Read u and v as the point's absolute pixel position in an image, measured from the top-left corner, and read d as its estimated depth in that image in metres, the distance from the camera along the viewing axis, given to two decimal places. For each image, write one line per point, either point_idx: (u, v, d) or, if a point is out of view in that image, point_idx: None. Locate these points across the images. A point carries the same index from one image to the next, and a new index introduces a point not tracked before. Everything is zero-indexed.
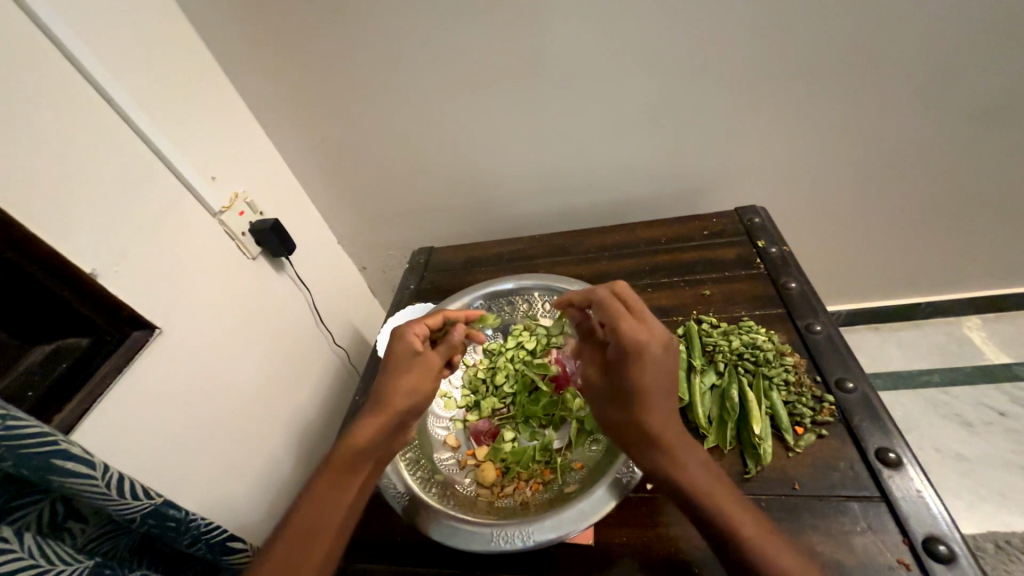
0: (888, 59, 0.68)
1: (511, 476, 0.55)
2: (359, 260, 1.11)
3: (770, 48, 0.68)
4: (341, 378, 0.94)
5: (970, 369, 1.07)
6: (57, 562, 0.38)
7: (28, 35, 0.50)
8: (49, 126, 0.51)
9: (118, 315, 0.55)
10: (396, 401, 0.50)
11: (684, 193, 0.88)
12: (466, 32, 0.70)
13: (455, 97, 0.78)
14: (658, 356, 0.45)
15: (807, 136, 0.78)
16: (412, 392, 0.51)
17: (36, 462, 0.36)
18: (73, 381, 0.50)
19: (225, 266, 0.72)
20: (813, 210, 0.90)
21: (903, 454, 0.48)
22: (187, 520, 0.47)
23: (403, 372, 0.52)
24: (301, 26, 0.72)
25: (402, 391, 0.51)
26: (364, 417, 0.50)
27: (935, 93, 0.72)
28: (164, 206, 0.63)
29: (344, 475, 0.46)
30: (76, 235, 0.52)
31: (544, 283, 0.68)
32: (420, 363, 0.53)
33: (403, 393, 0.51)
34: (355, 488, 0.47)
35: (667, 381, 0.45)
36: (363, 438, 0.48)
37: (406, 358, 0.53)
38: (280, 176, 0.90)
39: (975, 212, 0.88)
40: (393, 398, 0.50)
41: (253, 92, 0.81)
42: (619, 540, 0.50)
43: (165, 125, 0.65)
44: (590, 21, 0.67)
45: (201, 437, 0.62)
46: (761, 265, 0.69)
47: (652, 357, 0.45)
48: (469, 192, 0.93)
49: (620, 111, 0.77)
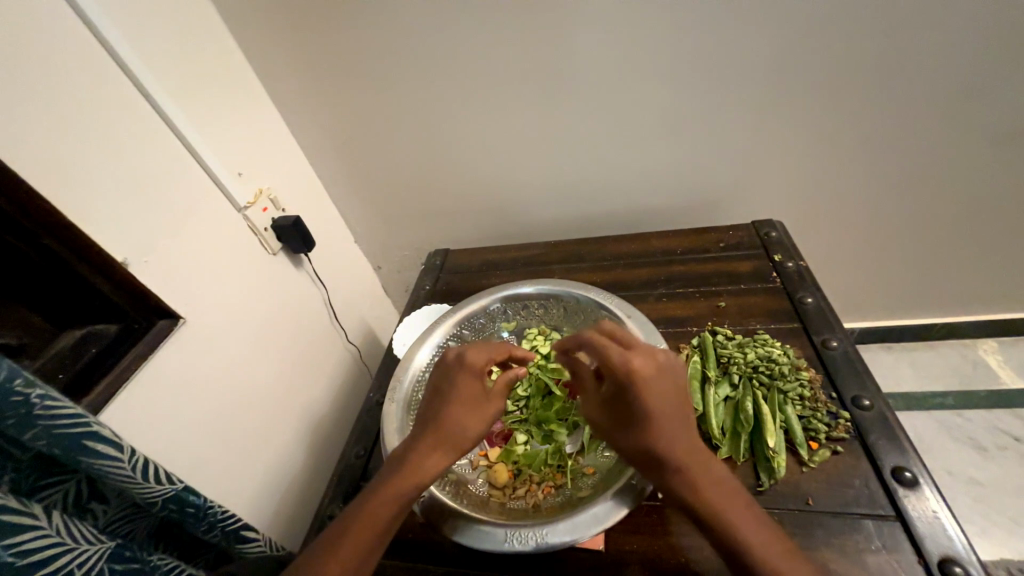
0: (909, 77, 0.68)
1: (523, 478, 0.56)
2: (374, 259, 1.12)
3: (788, 64, 0.69)
4: (354, 375, 0.95)
5: (985, 393, 1.06)
6: (80, 541, 0.40)
7: (79, 35, 0.53)
8: (85, 120, 0.53)
9: (145, 304, 0.57)
10: (451, 433, 0.48)
11: (702, 205, 0.88)
12: (488, 39, 0.71)
13: (476, 102, 0.79)
14: (655, 376, 0.45)
15: (826, 151, 0.78)
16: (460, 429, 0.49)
17: (68, 440, 0.37)
18: (102, 365, 0.52)
19: (247, 259, 0.73)
20: (830, 227, 0.90)
21: (919, 474, 0.48)
22: (206, 507, 0.48)
23: (465, 401, 0.50)
24: (330, 31, 0.74)
25: (460, 423, 0.49)
26: (420, 444, 0.48)
27: (954, 115, 0.71)
28: (191, 199, 0.65)
29: (385, 504, 0.46)
30: (110, 225, 0.54)
31: (561, 288, 0.68)
32: (483, 396, 0.51)
33: (463, 427, 0.49)
34: (404, 508, 0.46)
35: (671, 410, 0.44)
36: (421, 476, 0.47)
37: (469, 397, 0.50)
38: (303, 174, 0.92)
39: (995, 233, 0.88)
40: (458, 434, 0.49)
41: (279, 90, 0.83)
42: (629, 548, 0.50)
43: (198, 123, 0.68)
44: (611, 31, 0.68)
45: (215, 426, 0.63)
46: (777, 279, 0.69)
47: (648, 377, 0.44)
48: (485, 196, 0.94)
49: (640, 121, 0.77)
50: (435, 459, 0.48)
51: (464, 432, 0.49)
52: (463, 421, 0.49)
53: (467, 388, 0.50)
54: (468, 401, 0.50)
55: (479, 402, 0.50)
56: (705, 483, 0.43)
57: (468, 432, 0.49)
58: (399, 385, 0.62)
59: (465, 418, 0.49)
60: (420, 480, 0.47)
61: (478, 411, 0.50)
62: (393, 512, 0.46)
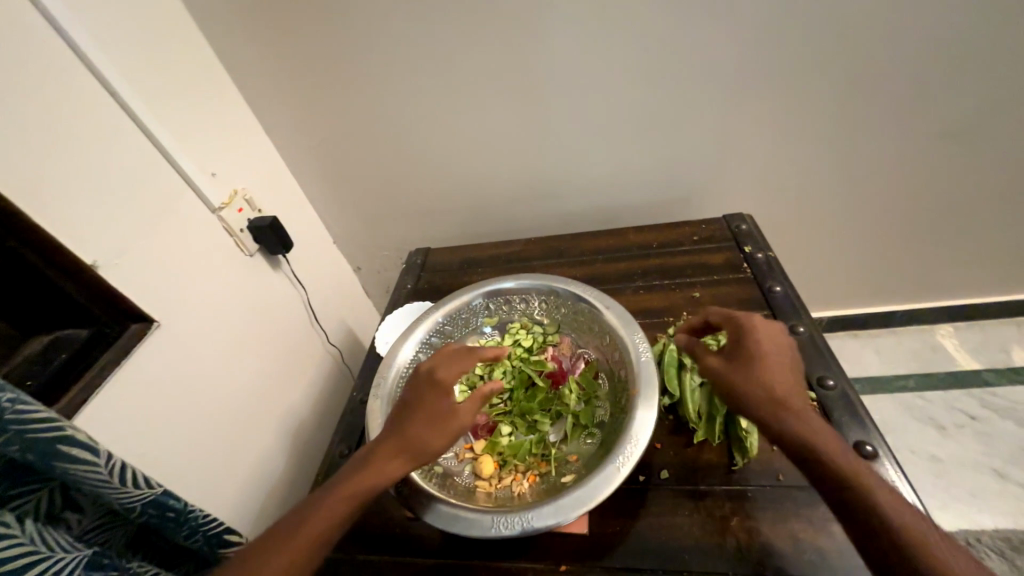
0: (865, 76, 0.72)
1: (508, 468, 0.57)
2: (354, 260, 1.11)
3: (753, 64, 0.72)
4: (335, 376, 0.95)
5: (943, 374, 1.12)
6: (56, 549, 0.39)
7: (43, 32, 0.51)
8: (49, 119, 0.51)
9: (117, 307, 0.55)
10: (414, 443, 0.48)
11: (676, 200, 0.91)
12: (465, 39, 0.72)
13: (453, 101, 0.80)
14: (777, 339, 0.49)
15: (791, 147, 0.82)
16: (425, 439, 0.49)
17: (42, 446, 0.36)
18: (72, 371, 0.51)
19: (223, 262, 0.72)
20: (797, 220, 0.94)
21: (879, 447, 0.51)
22: (187, 511, 0.47)
23: (432, 413, 0.50)
24: (305, 30, 0.74)
25: (426, 435, 0.48)
26: (383, 450, 0.49)
27: (907, 111, 0.76)
28: (164, 201, 0.63)
29: (342, 502, 0.46)
30: (78, 227, 0.52)
31: (542, 283, 0.69)
32: (452, 413, 0.50)
33: (427, 439, 0.49)
34: (358, 509, 0.47)
35: (789, 370, 0.47)
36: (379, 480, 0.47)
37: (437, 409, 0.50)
38: (279, 175, 0.91)
39: (947, 223, 0.93)
40: (420, 446, 0.48)
41: (253, 89, 0.82)
42: (612, 530, 0.51)
43: (169, 123, 0.66)
44: (585, 32, 0.70)
45: (194, 431, 0.62)
46: (748, 270, 0.72)
47: (771, 339, 0.49)
48: (464, 194, 0.94)
49: (615, 120, 0.79)
50: (395, 466, 0.48)
51: (427, 443, 0.49)
52: (426, 433, 0.49)
53: (436, 401, 0.50)
54: (436, 413, 0.49)
55: (445, 416, 0.49)
56: (831, 440, 0.43)
57: (430, 446, 0.49)
58: (383, 382, 0.62)
59: (429, 431, 0.49)
60: (379, 484, 0.48)
61: (443, 424, 0.49)
62: (347, 510, 0.46)
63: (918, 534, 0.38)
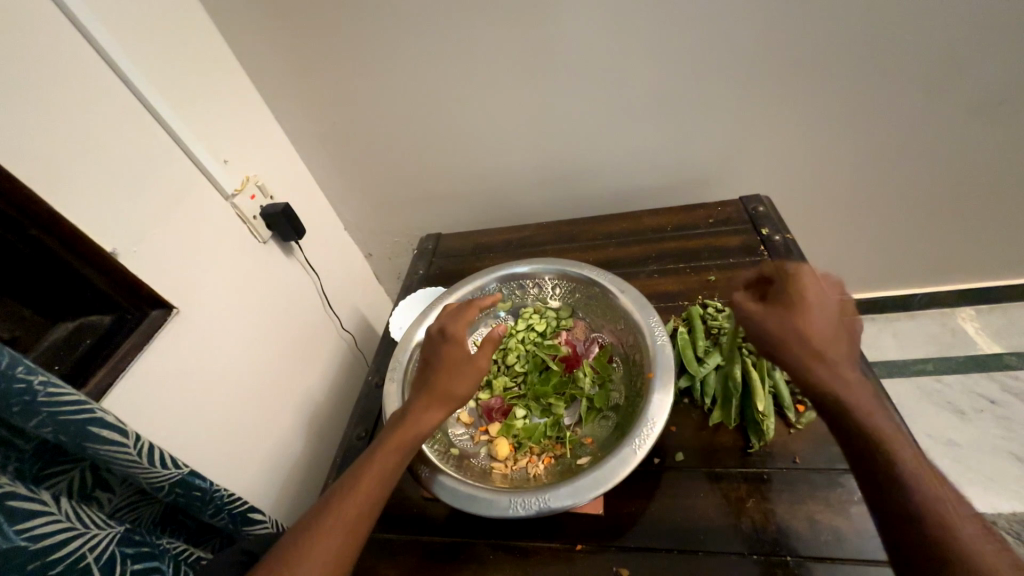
0: (893, 49, 0.69)
1: (523, 450, 0.58)
2: (365, 247, 1.11)
3: (773, 38, 0.69)
4: (349, 361, 0.96)
5: (963, 358, 1.10)
6: (89, 526, 0.40)
7: (53, 19, 0.51)
8: (63, 107, 0.51)
9: (138, 294, 0.56)
10: (444, 395, 0.51)
11: (691, 182, 0.89)
12: (474, 18, 0.70)
13: (463, 84, 0.78)
14: (831, 294, 0.46)
15: (811, 126, 0.79)
16: (453, 390, 0.51)
17: (74, 428, 0.37)
18: (96, 357, 0.52)
19: (237, 249, 0.73)
20: (815, 202, 0.91)
21: None
22: (212, 491, 0.49)
23: (453, 366, 0.52)
24: (311, 13, 0.72)
25: (453, 386, 0.51)
26: (415, 406, 0.51)
27: (937, 86, 0.73)
28: (176, 189, 0.64)
29: (386, 462, 0.48)
30: (96, 217, 0.53)
31: (556, 267, 0.68)
32: (471, 359, 0.52)
33: (454, 389, 0.51)
34: (406, 460, 0.50)
35: (835, 328, 0.44)
36: (416, 434, 0.50)
37: (457, 361, 0.52)
38: (289, 161, 0.90)
39: (975, 203, 0.90)
40: (448, 394, 0.51)
41: (262, 75, 0.81)
42: (628, 510, 0.52)
43: (180, 109, 0.66)
44: (598, 8, 0.68)
45: (215, 414, 0.64)
46: (764, 252, 0.71)
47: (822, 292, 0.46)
48: (474, 179, 0.93)
49: (629, 99, 0.77)
50: (431, 416, 0.51)
51: (456, 392, 0.51)
52: (453, 383, 0.51)
53: (456, 354, 0.53)
54: (456, 364, 0.52)
55: (466, 364, 0.52)
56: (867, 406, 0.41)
57: (458, 393, 0.51)
58: (399, 364, 0.63)
59: (454, 379, 0.52)
60: (420, 433, 0.50)
61: (467, 373, 0.52)
62: (393, 467, 0.48)
63: (936, 501, 0.36)
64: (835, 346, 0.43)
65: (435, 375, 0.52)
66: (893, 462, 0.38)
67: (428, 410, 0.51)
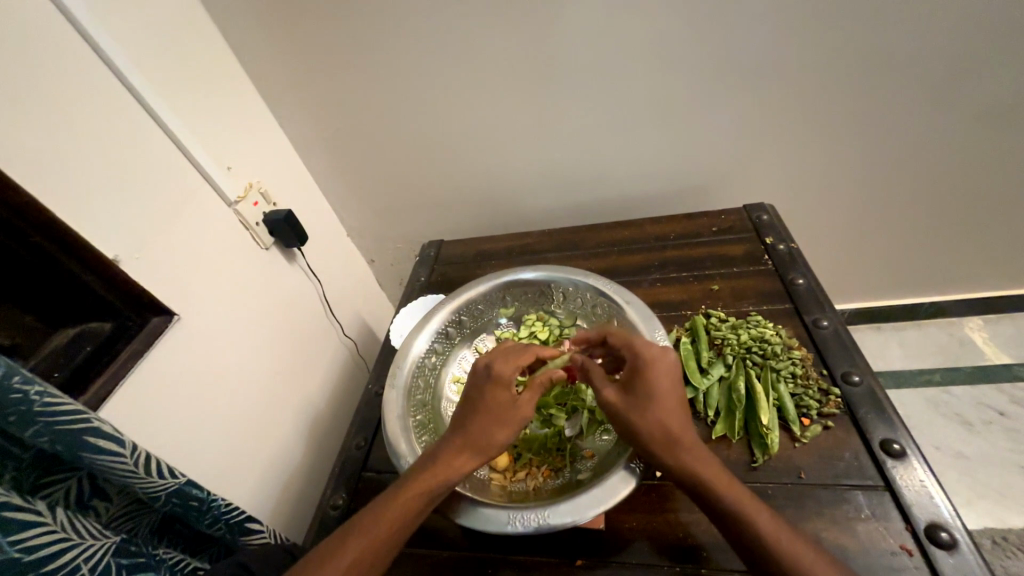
0: (898, 58, 0.68)
1: (523, 462, 0.57)
2: (368, 252, 1.11)
3: (776, 47, 0.69)
4: (350, 368, 0.95)
5: (971, 369, 1.08)
6: (85, 536, 0.40)
7: (59, 30, 0.51)
8: (68, 116, 0.52)
9: (139, 300, 0.57)
10: (480, 440, 0.49)
11: (694, 190, 0.88)
12: (477, 27, 0.71)
13: (465, 92, 0.78)
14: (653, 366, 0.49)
15: (816, 134, 0.78)
16: (489, 436, 0.49)
17: (70, 437, 0.37)
18: (96, 364, 0.52)
19: (239, 256, 0.73)
20: (820, 210, 0.91)
21: (907, 446, 0.50)
22: (209, 500, 0.48)
23: (493, 412, 0.49)
24: (315, 21, 0.73)
25: (490, 432, 0.49)
26: (448, 446, 0.49)
27: (943, 95, 0.72)
28: (180, 196, 0.64)
29: (411, 501, 0.47)
30: (99, 224, 0.53)
31: (559, 274, 0.67)
32: (515, 405, 0.50)
33: (491, 436, 0.49)
34: (434, 503, 0.48)
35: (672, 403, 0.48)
36: (447, 477, 0.48)
37: (499, 405, 0.50)
38: (293, 167, 0.91)
39: (982, 213, 0.89)
40: (483, 440, 0.49)
41: (266, 83, 0.82)
42: (629, 526, 0.51)
43: (185, 117, 0.67)
44: (601, 17, 0.68)
45: (214, 422, 0.63)
46: (769, 262, 0.70)
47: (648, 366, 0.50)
48: (476, 186, 0.93)
49: (632, 107, 0.77)
50: (462, 461, 0.48)
51: (493, 439, 0.49)
52: (489, 428, 0.49)
53: (499, 399, 0.50)
54: (497, 409, 0.49)
55: (506, 411, 0.50)
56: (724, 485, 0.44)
57: (493, 440, 0.49)
58: (399, 372, 0.62)
59: (491, 424, 0.49)
60: (448, 479, 0.48)
61: (507, 420, 0.49)
62: (417, 509, 0.47)
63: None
64: (673, 421, 0.47)
65: (473, 416, 0.50)
66: (762, 539, 0.41)
67: (461, 453, 0.48)
